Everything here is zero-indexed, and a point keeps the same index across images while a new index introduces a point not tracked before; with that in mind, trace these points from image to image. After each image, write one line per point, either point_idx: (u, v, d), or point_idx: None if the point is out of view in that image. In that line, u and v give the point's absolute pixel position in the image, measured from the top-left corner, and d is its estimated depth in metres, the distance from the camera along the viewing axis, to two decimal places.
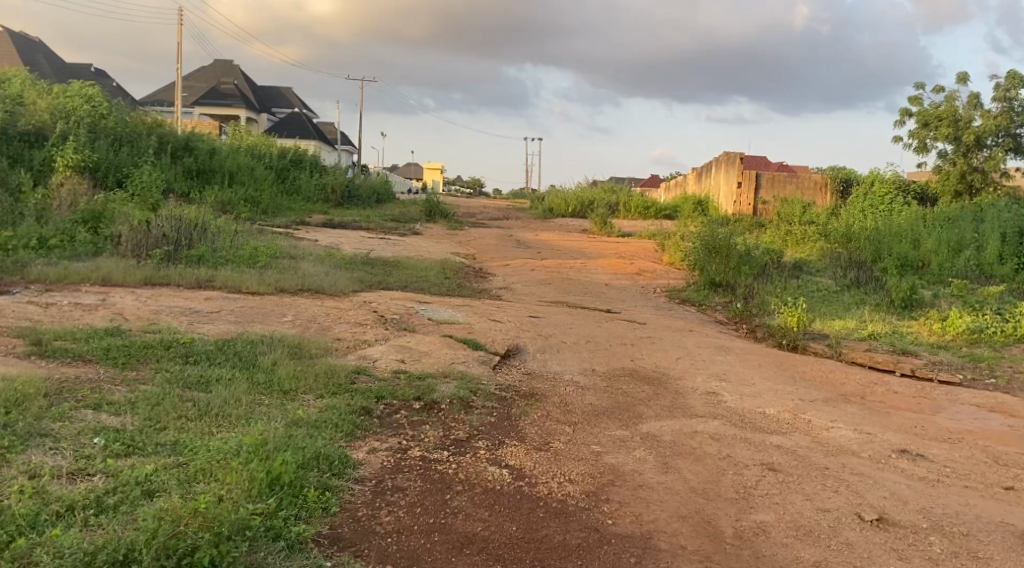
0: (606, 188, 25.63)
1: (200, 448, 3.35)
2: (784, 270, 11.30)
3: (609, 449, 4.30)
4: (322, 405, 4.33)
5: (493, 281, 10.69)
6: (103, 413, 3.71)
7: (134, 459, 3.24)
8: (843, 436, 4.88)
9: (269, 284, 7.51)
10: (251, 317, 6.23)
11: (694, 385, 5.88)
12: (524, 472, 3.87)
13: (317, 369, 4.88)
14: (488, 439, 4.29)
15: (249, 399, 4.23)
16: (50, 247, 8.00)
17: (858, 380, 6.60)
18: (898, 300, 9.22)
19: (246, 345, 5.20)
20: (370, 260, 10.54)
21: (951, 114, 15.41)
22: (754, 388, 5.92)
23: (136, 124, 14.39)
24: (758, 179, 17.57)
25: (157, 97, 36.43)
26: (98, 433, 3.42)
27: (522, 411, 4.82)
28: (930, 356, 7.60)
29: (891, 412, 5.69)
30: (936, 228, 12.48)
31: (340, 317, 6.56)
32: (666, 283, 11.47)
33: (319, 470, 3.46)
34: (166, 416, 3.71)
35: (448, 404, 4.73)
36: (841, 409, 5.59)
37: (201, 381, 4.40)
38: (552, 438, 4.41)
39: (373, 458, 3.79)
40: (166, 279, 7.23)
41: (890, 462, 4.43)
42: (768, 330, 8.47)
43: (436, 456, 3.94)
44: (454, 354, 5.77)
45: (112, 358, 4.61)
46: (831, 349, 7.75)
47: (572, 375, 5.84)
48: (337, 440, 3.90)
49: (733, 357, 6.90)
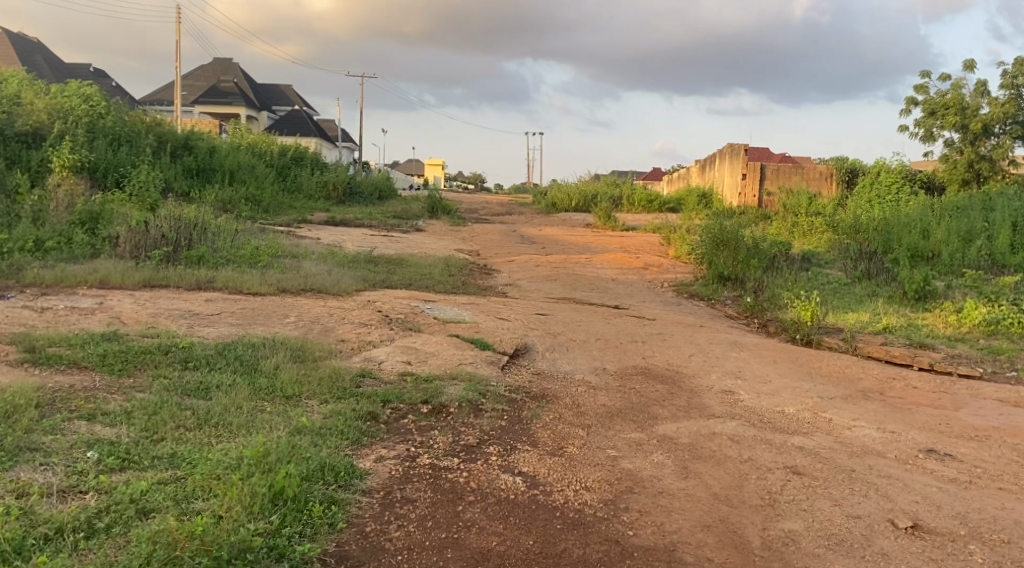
0: (609, 181, 25.41)
1: (198, 461, 3.19)
2: (792, 262, 11.10)
3: (625, 454, 4.13)
4: (326, 411, 4.17)
5: (498, 277, 10.54)
6: (97, 424, 3.54)
7: (129, 474, 3.08)
8: (867, 436, 4.71)
9: (271, 284, 7.34)
10: (252, 319, 6.07)
11: (709, 383, 5.72)
12: (539, 480, 3.71)
13: (320, 373, 4.71)
14: (499, 444, 4.12)
15: (251, 406, 4.06)
16: (46, 249, 7.84)
17: (876, 375, 6.43)
18: (911, 292, 9.03)
19: (247, 349, 5.03)
20: (373, 258, 10.37)
21: (958, 102, 15.21)
22: (771, 385, 5.75)
23: (134, 122, 14.23)
24: (764, 170, 17.40)
25: (157, 96, 36.20)
26: (91, 446, 3.26)
27: (533, 414, 4.65)
28: (948, 349, 7.42)
29: (913, 409, 5.53)
30: (946, 217, 12.29)
31: (343, 317, 6.40)
32: (674, 277, 11.28)
33: (324, 482, 3.30)
34: (164, 427, 3.54)
35: (456, 408, 4.57)
36: (861, 407, 5.42)
37: (200, 388, 4.23)
38: (565, 443, 4.24)
39: (381, 467, 3.63)
40: (165, 280, 7.07)
41: (917, 462, 4.26)
42: (780, 325, 8.28)
43: (447, 464, 3.77)
44: (461, 355, 5.60)
45: (108, 365, 4.45)
46: (846, 343, 7.56)
47: (582, 375, 5.68)
48: (342, 449, 3.74)
49: (747, 353, 6.73)
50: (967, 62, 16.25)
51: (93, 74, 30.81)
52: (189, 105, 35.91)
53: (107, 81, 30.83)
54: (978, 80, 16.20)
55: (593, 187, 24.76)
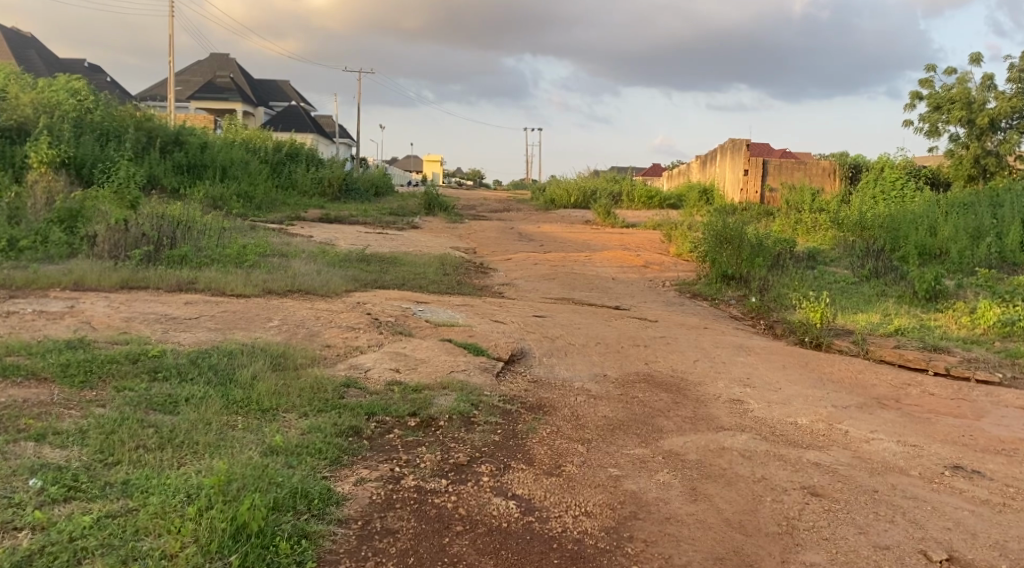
0: (608, 177, 25.04)
1: (153, 488, 2.87)
2: (797, 261, 10.78)
3: (628, 473, 3.80)
4: (304, 426, 3.84)
5: (495, 276, 10.22)
6: (47, 445, 3.22)
7: (73, 507, 2.76)
8: (887, 450, 4.38)
9: (256, 285, 7.01)
10: (232, 323, 5.73)
11: (716, 391, 5.39)
12: (534, 505, 3.39)
13: (302, 383, 4.38)
14: (492, 463, 3.78)
15: (220, 422, 3.73)
16: (20, 249, 7.52)
17: (890, 381, 6.10)
18: (921, 292, 8.70)
19: (223, 358, 4.69)
20: (366, 257, 10.04)
21: (964, 96, 14.94)
22: (782, 394, 5.42)
23: (123, 116, 13.91)
24: (765, 167, 17.03)
25: (152, 92, 35.80)
26: (35, 473, 2.93)
27: (529, 428, 4.32)
28: (964, 352, 7.08)
29: (933, 419, 5.20)
30: (953, 214, 11.94)
31: (330, 320, 6.06)
32: (676, 276, 10.95)
33: (296, 512, 2.98)
34: (121, 448, 3.21)
35: (447, 421, 4.25)
36: (878, 416, 5.10)
37: (168, 402, 3.90)
38: (564, 461, 3.91)
39: (361, 491, 3.30)
40: (145, 281, 6.74)
41: (945, 481, 3.93)
42: (787, 326, 7.95)
43: (434, 486, 3.45)
44: (453, 362, 5.27)
45: (69, 376, 4.12)
46: (856, 346, 7.23)
47: (581, 383, 5.35)
48: (319, 471, 3.42)
49: (754, 358, 6.40)
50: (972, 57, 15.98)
51: (87, 70, 30.40)
52: (184, 100, 35.49)
53: (101, 75, 30.45)
54: (984, 74, 15.94)
55: (592, 183, 24.44)
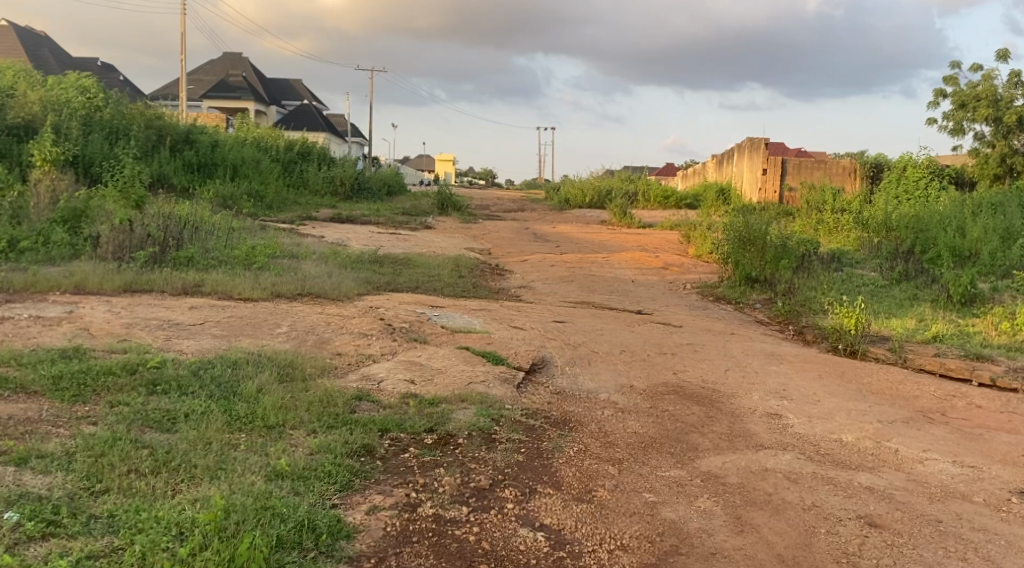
0: (622, 177, 24.65)
1: (142, 524, 2.58)
2: (823, 262, 10.40)
3: (665, 499, 3.47)
4: (313, 445, 3.52)
5: (510, 278, 9.89)
6: (28, 471, 2.92)
7: (51, 546, 2.48)
8: (944, 473, 4.02)
9: (264, 288, 6.70)
10: (239, 329, 5.42)
11: (752, 404, 5.05)
12: (564, 536, 3.08)
13: (310, 396, 4.07)
14: (516, 487, 3.46)
15: (221, 441, 3.42)
16: (21, 250, 7.25)
17: (934, 392, 5.74)
18: (956, 296, 8.31)
19: (226, 369, 4.37)
20: (377, 258, 9.71)
21: (990, 94, 14.64)
22: (822, 407, 5.08)
23: (132, 114, 13.67)
24: (784, 166, 16.63)
25: (165, 91, 35.57)
26: (12, 505, 2.65)
27: (554, 446, 3.99)
28: (1008, 361, 6.69)
29: (985, 435, 4.85)
30: (982, 214, 11.50)
31: (342, 326, 5.74)
32: (698, 278, 10.58)
33: (302, 550, 2.69)
34: (110, 474, 2.92)
35: (466, 438, 3.93)
36: (927, 432, 4.75)
37: (166, 419, 3.60)
38: (594, 484, 3.58)
39: (374, 521, 2.99)
40: (149, 285, 6.46)
41: (1014, 509, 3.60)
42: (819, 331, 7.57)
43: (454, 514, 3.13)
44: (472, 372, 4.94)
45: (60, 390, 3.82)
46: (894, 354, 6.87)
47: (608, 395, 5.02)
48: (328, 496, 3.12)
49: (788, 367, 6.04)
50: (998, 54, 15.66)
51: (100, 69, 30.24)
52: (196, 99, 35.19)
53: (113, 74, 30.29)
54: (1011, 73, 15.61)
55: (607, 182, 24.03)
